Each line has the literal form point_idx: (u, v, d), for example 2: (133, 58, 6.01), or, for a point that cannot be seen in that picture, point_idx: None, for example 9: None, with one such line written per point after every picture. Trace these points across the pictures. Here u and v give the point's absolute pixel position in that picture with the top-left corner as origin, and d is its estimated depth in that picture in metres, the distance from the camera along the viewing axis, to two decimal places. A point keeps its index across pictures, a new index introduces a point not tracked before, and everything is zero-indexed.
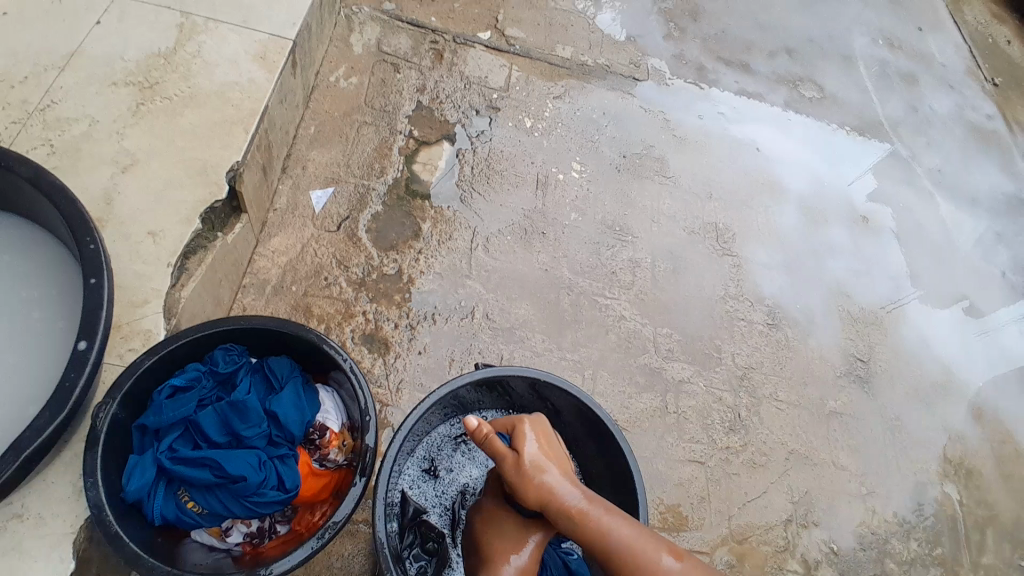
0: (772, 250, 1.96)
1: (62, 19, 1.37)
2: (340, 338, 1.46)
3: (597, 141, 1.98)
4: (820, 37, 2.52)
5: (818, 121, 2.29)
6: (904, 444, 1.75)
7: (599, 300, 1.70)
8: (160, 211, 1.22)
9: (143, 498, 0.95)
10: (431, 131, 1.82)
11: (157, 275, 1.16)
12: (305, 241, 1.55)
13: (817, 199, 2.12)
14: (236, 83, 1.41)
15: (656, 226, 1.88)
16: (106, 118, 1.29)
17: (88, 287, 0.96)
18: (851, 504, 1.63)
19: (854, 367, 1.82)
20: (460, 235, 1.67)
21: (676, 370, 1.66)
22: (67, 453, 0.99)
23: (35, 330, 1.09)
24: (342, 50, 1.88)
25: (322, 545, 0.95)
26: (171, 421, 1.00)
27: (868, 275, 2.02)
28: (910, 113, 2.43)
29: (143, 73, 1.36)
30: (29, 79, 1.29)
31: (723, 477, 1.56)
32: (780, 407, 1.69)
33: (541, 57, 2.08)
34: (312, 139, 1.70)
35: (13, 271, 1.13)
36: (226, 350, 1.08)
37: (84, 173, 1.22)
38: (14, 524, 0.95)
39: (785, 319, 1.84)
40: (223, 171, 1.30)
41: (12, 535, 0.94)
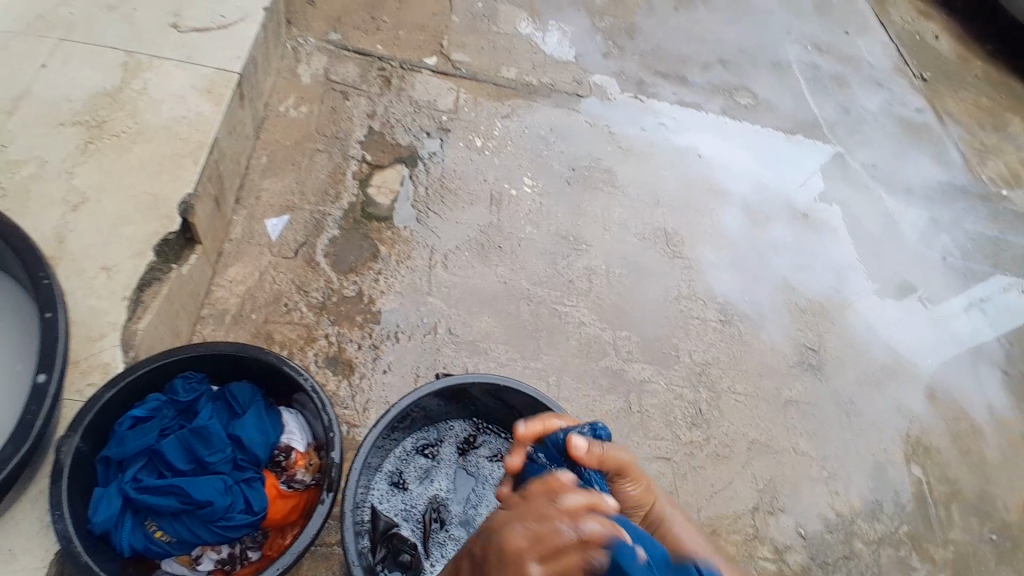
0: (720, 251, 2.06)
1: (0, 62, 1.36)
2: (303, 362, 1.46)
3: (546, 157, 2.05)
4: (750, 49, 2.68)
5: (753, 127, 2.43)
6: (858, 424, 1.85)
7: (558, 308, 1.75)
8: (114, 247, 1.21)
9: (110, 530, 0.93)
10: (383, 155, 1.85)
11: (112, 309, 1.15)
12: (263, 269, 1.55)
13: (758, 199, 2.24)
14: (185, 117, 1.42)
15: (608, 234, 1.95)
16: (56, 157, 1.28)
17: (45, 321, 0.97)
18: (813, 486, 1.70)
19: (805, 355, 1.92)
20: (419, 254, 1.70)
21: (636, 370, 1.72)
22: (33, 488, 0.96)
23: None
24: (290, 81, 1.91)
25: (295, 560, 0.96)
26: (133, 452, 0.99)
27: (810, 267, 2.14)
28: (842, 114, 2.60)
29: (90, 112, 1.36)
30: None
31: (689, 471, 1.62)
32: (738, 399, 1.77)
33: (487, 79, 2.15)
34: (265, 168, 1.72)
35: None
36: (186, 378, 1.08)
37: (33, 213, 1.21)
38: None
39: (737, 315, 1.93)
40: (174, 204, 1.30)
41: None
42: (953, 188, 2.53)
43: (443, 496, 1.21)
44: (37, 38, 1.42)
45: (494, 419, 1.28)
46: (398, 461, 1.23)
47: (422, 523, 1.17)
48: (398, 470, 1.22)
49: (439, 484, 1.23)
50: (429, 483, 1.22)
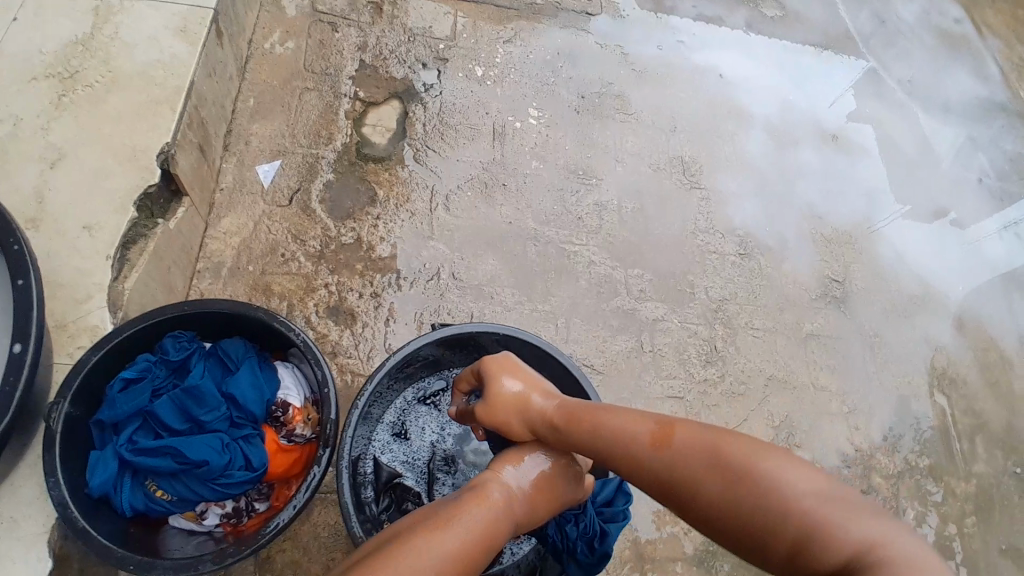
0: (741, 179, 1.92)
1: None
2: (304, 313, 1.43)
3: (553, 84, 1.90)
4: None
5: (780, 41, 2.21)
6: (882, 358, 1.77)
7: (567, 248, 1.67)
8: (94, 203, 1.18)
9: (109, 491, 0.95)
10: (377, 90, 1.74)
11: (97, 269, 1.13)
12: (257, 218, 1.50)
13: (785, 122, 2.06)
14: (159, 61, 1.33)
15: (621, 166, 1.83)
16: (31, 113, 1.22)
17: (18, 289, 0.94)
18: (833, 422, 1.65)
19: (830, 289, 1.82)
20: (418, 197, 1.62)
21: (650, 309, 1.65)
22: (31, 456, 0.99)
23: None
24: (273, 14, 1.78)
25: (301, 509, 0.96)
26: (127, 414, 0.98)
27: (840, 194, 1.99)
28: (878, 25, 2.36)
29: (62, 64, 1.28)
30: None
31: (702, 409, 1.58)
32: (757, 336, 1.70)
33: (487, 0, 1.98)
34: (252, 111, 1.63)
35: None
36: (175, 338, 1.06)
37: (9, 172, 1.17)
38: None
39: (759, 248, 1.82)
40: (154, 155, 1.25)
41: None
42: (998, 102, 2.31)
43: (446, 444, 1.21)
44: None
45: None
46: (400, 411, 1.22)
47: (426, 471, 1.19)
48: (400, 420, 1.22)
49: (443, 432, 1.23)
50: (432, 432, 1.23)
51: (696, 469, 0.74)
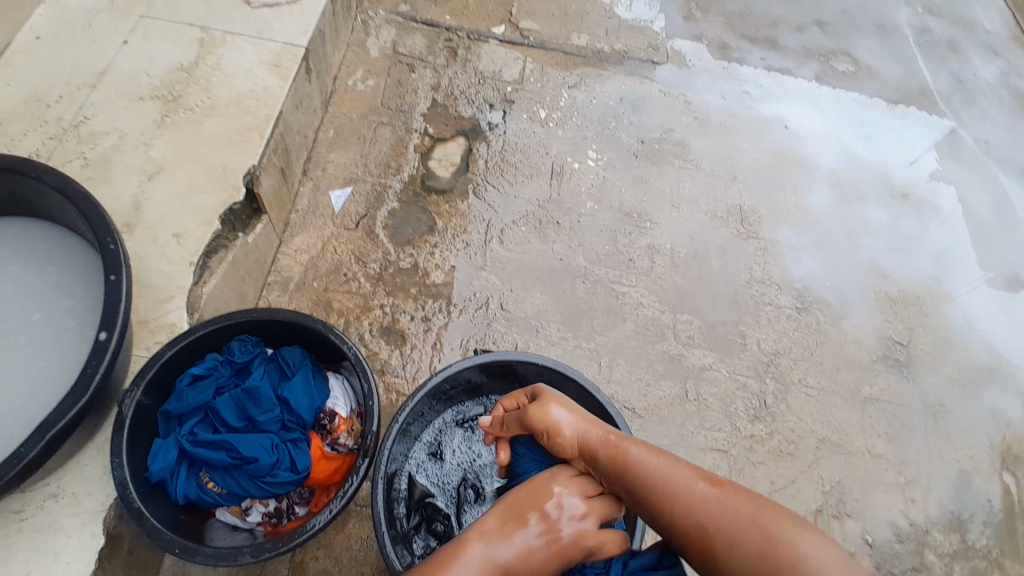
0: (801, 231, 1.88)
1: (91, 39, 1.48)
2: (359, 331, 1.51)
3: (613, 129, 1.95)
4: (854, 7, 2.40)
5: (849, 95, 2.18)
6: (949, 432, 1.64)
7: (616, 288, 1.68)
8: (184, 214, 1.31)
9: (167, 477, 1.03)
10: (445, 127, 1.85)
11: (181, 274, 1.25)
12: (326, 239, 1.61)
13: (851, 176, 2.01)
14: (253, 91, 1.48)
15: (676, 211, 1.84)
16: (133, 130, 1.38)
17: (109, 284, 1.04)
18: (890, 494, 1.54)
19: (892, 352, 1.73)
20: (474, 229, 1.69)
21: (696, 357, 1.63)
22: (99, 438, 1.09)
23: (70, 337, 1.17)
24: (359, 54, 1.94)
25: (336, 515, 1.00)
26: (192, 408, 1.07)
27: (907, 254, 1.90)
28: (958, 84, 2.29)
29: (167, 87, 1.45)
30: (62, 98, 1.39)
31: (746, 465, 1.52)
32: (809, 394, 1.63)
33: (556, 47, 2.08)
34: (331, 141, 1.77)
35: (58, 282, 1.21)
36: (241, 342, 1.15)
37: (117, 182, 1.32)
38: (51, 502, 1.04)
39: (816, 303, 1.77)
40: (240, 174, 1.37)
41: (49, 512, 1.03)
42: None
43: (478, 469, 1.23)
44: (119, 14, 1.53)
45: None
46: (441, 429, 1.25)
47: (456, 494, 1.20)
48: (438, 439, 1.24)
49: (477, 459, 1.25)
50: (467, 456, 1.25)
51: (740, 539, 0.76)
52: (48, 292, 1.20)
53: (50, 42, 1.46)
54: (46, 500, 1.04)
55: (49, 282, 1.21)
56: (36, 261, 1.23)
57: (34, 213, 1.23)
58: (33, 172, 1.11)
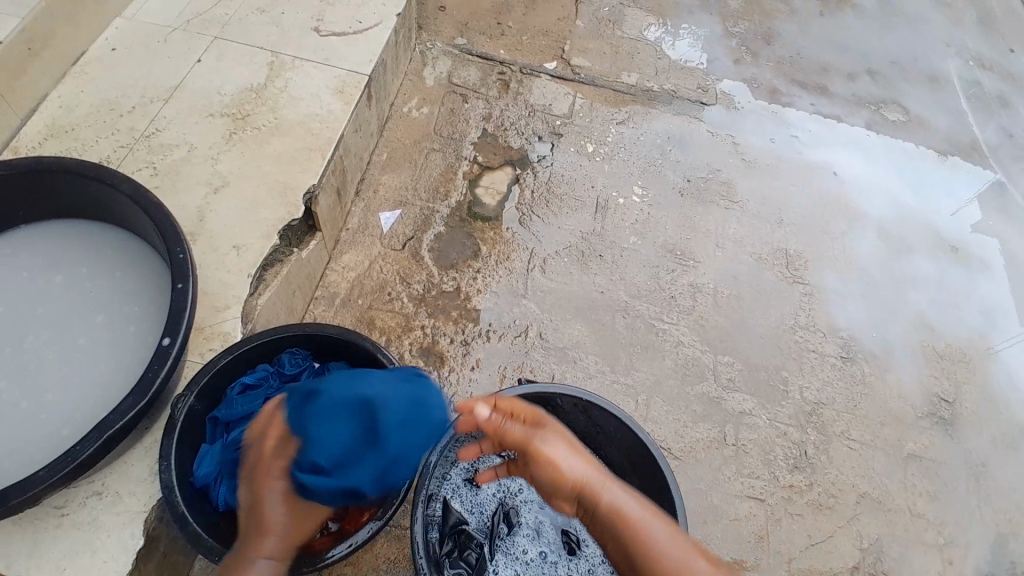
0: (846, 278, 1.84)
1: (169, 57, 1.58)
2: (399, 350, 1.53)
3: (660, 166, 1.96)
4: (902, 58, 2.38)
5: (901, 144, 2.15)
6: (1001, 499, 1.56)
7: (655, 325, 1.67)
8: (244, 227, 1.36)
9: (210, 483, 1.06)
10: (494, 156, 1.89)
11: (237, 284, 1.29)
12: (372, 258, 1.65)
13: (901, 225, 1.97)
14: (318, 114, 1.55)
15: (720, 251, 1.83)
16: (203, 144, 1.46)
17: (176, 292, 1.09)
18: (936, 559, 1.46)
19: (937, 409, 1.65)
20: (517, 256, 1.71)
21: (736, 400, 1.59)
22: (147, 439, 1.12)
23: (129, 342, 1.22)
24: (415, 83, 2.02)
25: (374, 535, 1.02)
26: (240, 415, 1.11)
27: (960, 308, 1.84)
28: (1009, 139, 2.25)
29: (236, 106, 1.53)
30: (136, 109, 1.48)
31: (784, 518, 1.45)
32: (852, 447, 1.57)
33: (606, 85, 2.12)
34: (384, 164, 1.83)
35: (123, 288, 1.27)
36: (292, 354, 1.19)
37: (184, 193, 1.39)
38: (94, 500, 1.07)
39: (863, 353, 1.71)
40: (301, 192, 1.43)
41: (92, 509, 1.06)
42: None
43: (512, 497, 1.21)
44: (196, 34, 1.64)
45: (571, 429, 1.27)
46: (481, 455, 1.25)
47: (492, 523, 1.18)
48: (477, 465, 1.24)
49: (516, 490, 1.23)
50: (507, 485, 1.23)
51: None
52: (114, 298, 1.26)
53: (126, 54, 1.57)
54: (89, 497, 1.07)
55: (116, 287, 1.27)
56: (104, 265, 1.29)
57: (106, 219, 1.30)
58: (110, 179, 1.18)
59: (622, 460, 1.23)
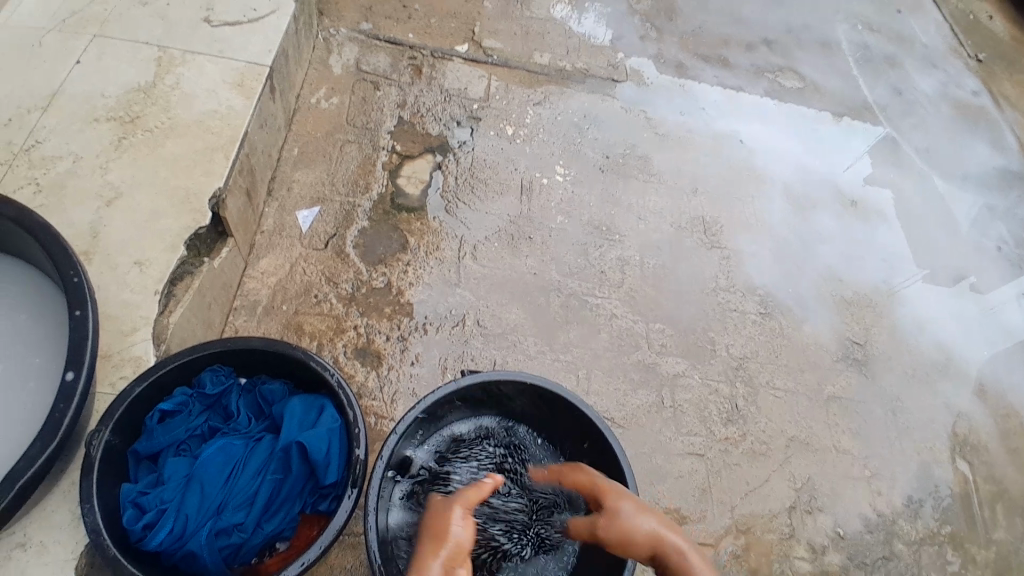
0: (760, 240, 1.96)
1: (47, 63, 1.42)
2: (332, 354, 1.47)
3: (579, 145, 1.99)
4: (797, 25, 2.57)
5: (800, 110, 2.31)
6: (908, 426, 1.74)
7: (588, 300, 1.71)
8: (145, 240, 1.25)
9: (146, 530, 0.96)
10: (413, 144, 1.84)
11: (144, 302, 1.19)
12: (293, 260, 1.57)
13: (803, 186, 2.12)
14: (216, 110, 1.44)
15: (642, 223, 1.89)
16: (91, 154, 1.32)
17: (74, 319, 1.01)
18: (857, 487, 1.61)
19: (851, 351, 1.82)
20: (447, 245, 1.68)
21: (670, 364, 1.66)
22: (65, 483, 1.02)
23: (29, 396, 1.06)
24: (322, 72, 1.92)
25: (325, 550, 0.96)
26: (164, 446, 1.04)
27: (859, 258, 2.02)
28: (895, 96, 2.47)
29: (124, 108, 1.39)
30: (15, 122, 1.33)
31: (723, 469, 1.55)
32: (777, 395, 1.69)
33: (519, 66, 2.11)
34: (296, 160, 1.73)
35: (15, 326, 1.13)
36: (213, 371, 1.11)
37: (71, 209, 1.25)
38: (18, 553, 0.96)
39: (778, 308, 1.84)
40: (205, 198, 1.32)
41: (16, 563, 0.95)
42: (1013, 174, 2.37)
43: None
44: (74, 35, 1.47)
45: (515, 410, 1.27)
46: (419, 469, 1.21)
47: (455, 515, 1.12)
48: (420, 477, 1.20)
49: None
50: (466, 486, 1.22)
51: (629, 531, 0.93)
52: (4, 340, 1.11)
53: None
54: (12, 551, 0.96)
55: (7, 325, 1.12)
56: None
57: None
58: None
59: (566, 435, 1.24)
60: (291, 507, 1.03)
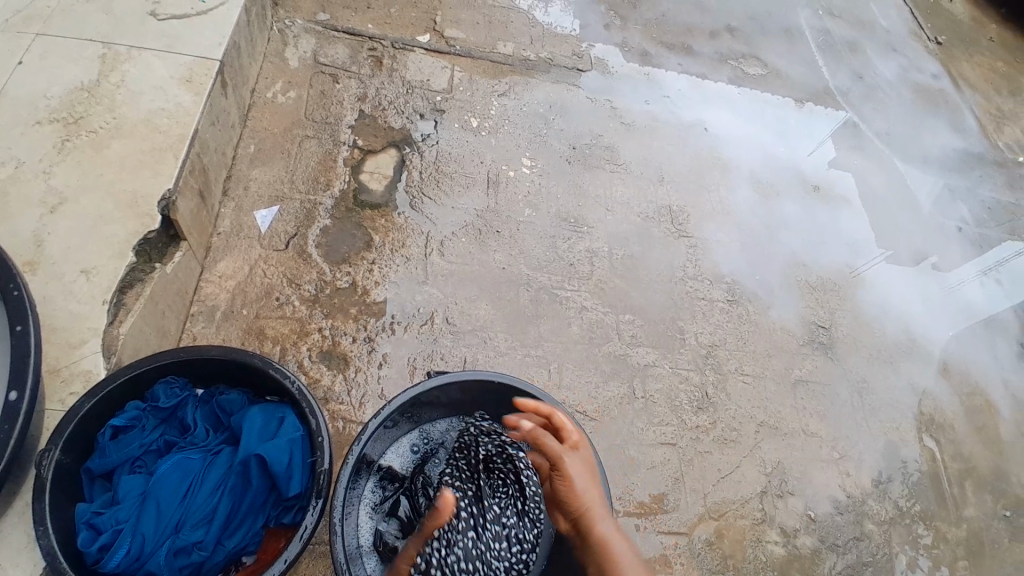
0: (727, 228, 1.98)
1: None
2: (297, 358, 1.43)
3: (545, 136, 1.97)
4: (759, 12, 2.59)
5: (763, 97, 2.33)
6: (872, 405, 1.78)
7: (558, 293, 1.70)
8: (93, 247, 1.19)
9: (102, 552, 0.91)
10: (375, 138, 1.79)
11: (94, 313, 1.13)
12: (252, 262, 1.52)
13: (767, 173, 2.15)
14: (164, 108, 1.37)
15: (610, 214, 1.89)
16: (31, 158, 1.24)
17: (15, 335, 0.96)
18: (824, 468, 1.65)
19: (816, 334, 1.85)
20: (413, 242, 1.65)
21: (641, 355, 1.67)
22: (18, 503, 0.97)
23: None
24: (277, 66, 1.85)
25: (292, 562, 0.93)
26: (118, 463, 0.99)
27: (823, 243, 2.05)
28: (855, 81, 2.51)
29: (67, 109, 1.32)
30: None
31: (695, 456, 1.57)
32: (746, 381, 1.72)
33: (483, 56, 2.07)
34: (253, 158, 1.67)
35: None
36: (167, 383, 1.07)
37: (11, 217, 1.18)
38: None
39: (745, 295, 1.86)
40: (154, 201, 1.26)
41: None
42: (968, 156, 2.44)
43: None
44: (15, 34, 1.39)
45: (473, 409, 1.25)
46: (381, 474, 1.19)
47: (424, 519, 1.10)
48: (382, 482, 1.18)
49: None
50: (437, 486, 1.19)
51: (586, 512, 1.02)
52: None
53: None
54: None
55: None
56: None
57: None
58: None
59: None
60: (255, 520, 1.00)
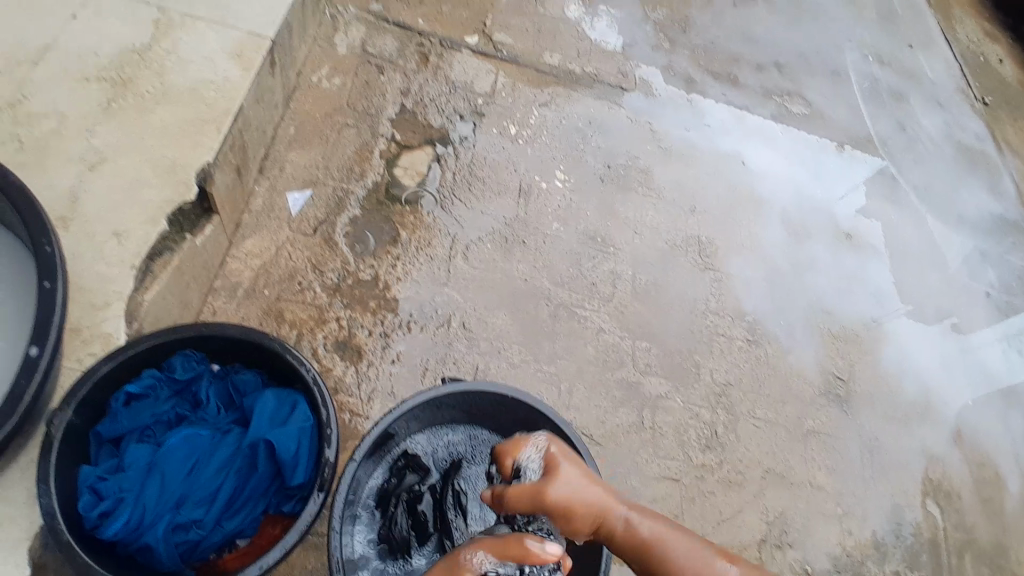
0: (753, 264, 1.96)
1: (37, 12, 1.34)
2: (312, 345, 1.42)
3: (582, 151, 1.96)
4: (810, 51, 2.56)
5: (805, 136, 2.30)
6: (883, 464, 1.75)
7: (578, 313, 1.68)
8: (125, 211, 1.19)
9: (103, 520, 0.92)
10: (413, 134, 1.79)
11: (119, 277, 1.13)
12: (280, 244, 1.52)
13: (801, 213, 2.12)
14: (211, 80, 1.37)
15: (638, 238, 1.87)
16: (76, 114, 1.25)
17: (43, 291, 0.96)
18: (826, 522, 1.62)
19: (833, 385, 1.82)
20: (440, 242, 1.65)
21: (652, 384, 1.65)
22: (24, 458, 0.97)
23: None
24: (325, 50, 1.85)
25: (287, 553, 0.92)
26: (128, 430, 0.99)
27: (849, 291, 2.02)
28: (899, 132, 2.47)
29: (116, 69, 1.32)
30: None
31: (696, 494, 1.55)
32: (756, 424, 1.69)
33: (529, 64, 2.07)
34: (292, 139, 1.67)
35: None
36: (184, 356, 1.06)
37: (50, 170, 1.19)
38: None
39: (765, 335, 1.84)
40: (192, 171, 1.26)
41: None
42: (1006, 222, 2.40)
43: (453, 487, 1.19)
44: None
45: (485, 424, 1.23)
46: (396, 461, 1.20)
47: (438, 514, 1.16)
48: (400, 466, 1.19)
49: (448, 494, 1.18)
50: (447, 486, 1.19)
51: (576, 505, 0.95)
52: None
53: None
54: None
55: None
56: None
57: None
58: None
59: None
60: (256, 505, 1.00)
